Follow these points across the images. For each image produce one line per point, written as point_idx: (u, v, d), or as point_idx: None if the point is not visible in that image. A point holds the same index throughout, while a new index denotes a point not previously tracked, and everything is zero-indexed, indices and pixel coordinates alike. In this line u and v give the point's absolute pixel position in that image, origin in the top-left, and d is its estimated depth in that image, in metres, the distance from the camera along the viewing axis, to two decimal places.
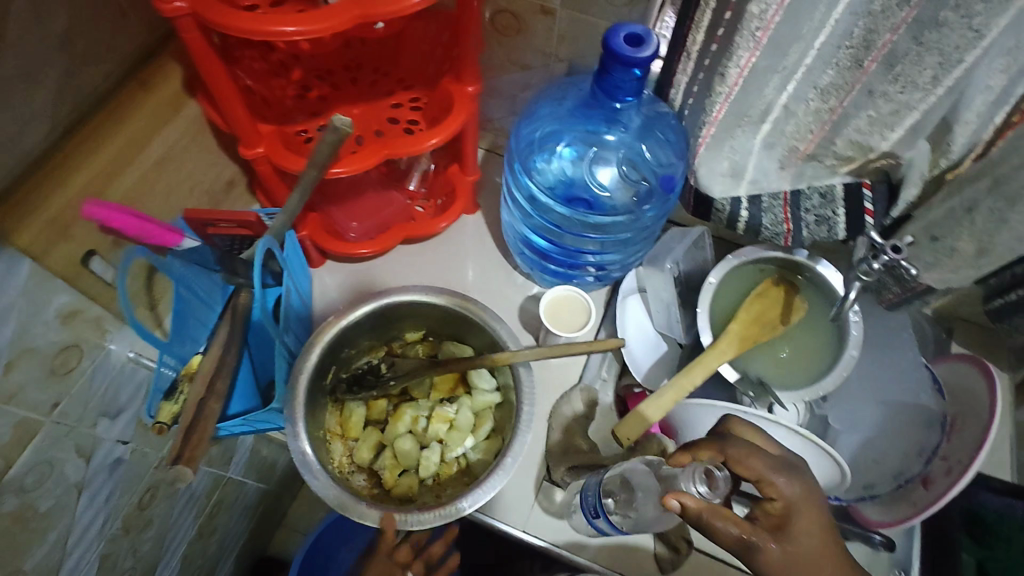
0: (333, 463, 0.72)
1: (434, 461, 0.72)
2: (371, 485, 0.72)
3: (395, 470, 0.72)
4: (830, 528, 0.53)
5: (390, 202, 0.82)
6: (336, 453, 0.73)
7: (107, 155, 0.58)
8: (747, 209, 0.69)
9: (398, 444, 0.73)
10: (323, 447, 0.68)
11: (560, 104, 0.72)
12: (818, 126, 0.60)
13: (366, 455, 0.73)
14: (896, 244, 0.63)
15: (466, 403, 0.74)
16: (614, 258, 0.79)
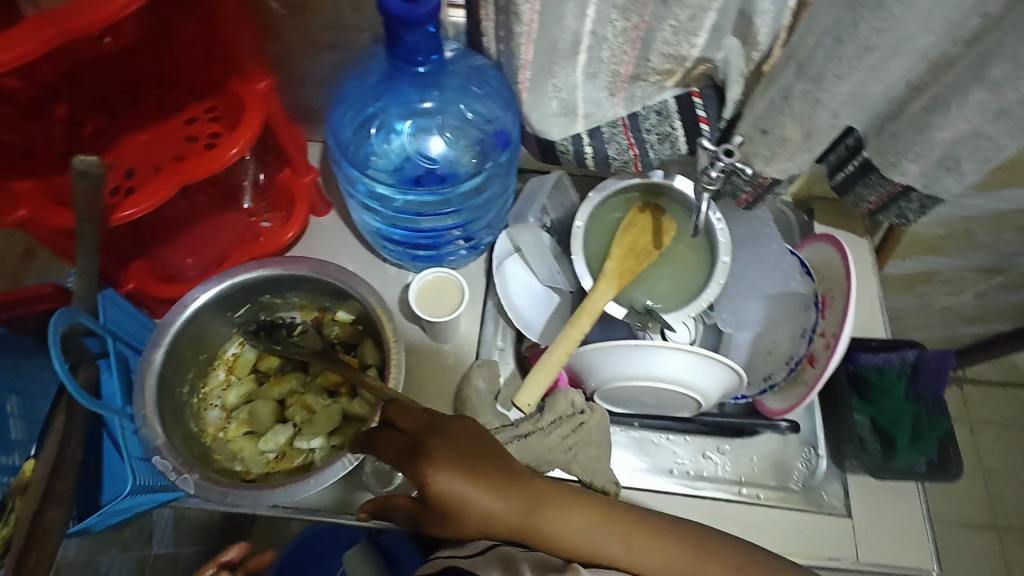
0: (202, 385, 0.68)
1: (279, 441, 0.65)
2: (218, 427, 0.67)
3: (244, 435, 0.67)
4: (453, 475, 0.50)
5: (227, 227, 0.75)
6: (211, 379, 0.69)
7: None
8: (590, 143, 0.67)
9: (257, 406, 0.66)
10: (183, 367, 0.64)
11: (363, 81, 0.67)
12: (630, 45, 0.58)
13: (233, 399, 0.68)
14: (728, 147, 0.61)
15: (339, 405, 0.67)
16: (478, 224, 0.76)
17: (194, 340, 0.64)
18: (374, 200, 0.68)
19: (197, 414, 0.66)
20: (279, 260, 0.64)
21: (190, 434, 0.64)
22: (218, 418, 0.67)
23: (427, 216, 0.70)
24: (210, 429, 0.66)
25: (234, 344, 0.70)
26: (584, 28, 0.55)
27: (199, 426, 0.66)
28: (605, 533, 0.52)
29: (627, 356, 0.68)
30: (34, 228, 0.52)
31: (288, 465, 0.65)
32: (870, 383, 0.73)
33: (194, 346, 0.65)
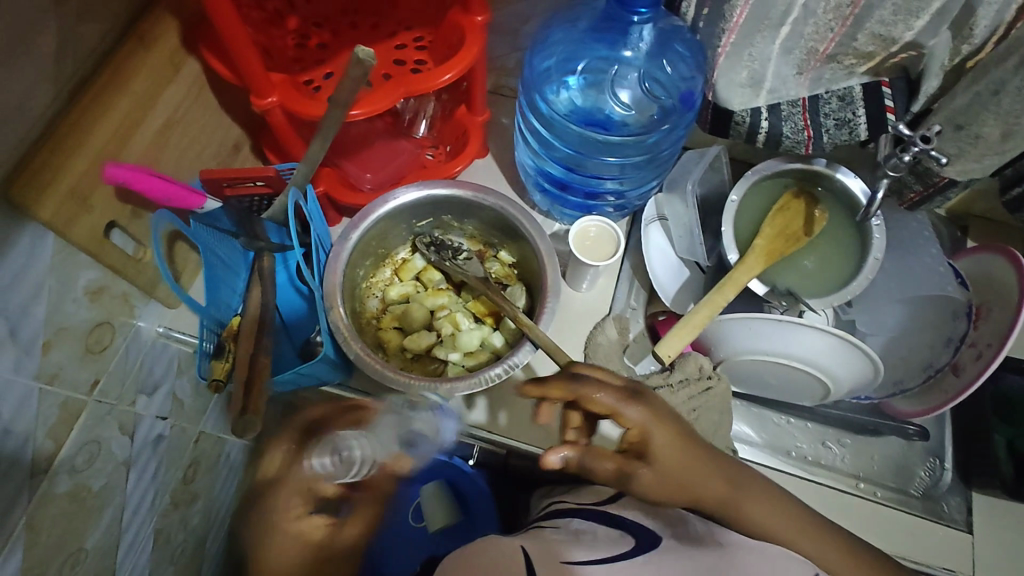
0: (371, 276, 0.76)
1: (421, 344, 0.71)
2: (375, 314, 0.75)
3: (395, 329, 0.73)
4: (688, 442, 0.54)
5: (402, 152, 0.81)
6: (380, 272, 0.76)
7: (118, 118, 0.56)
8: (767, 118, 0.69)
9: (413, 306, 0.73)
10: (366, 249, 0.72)
11: (574, 26, 0.72)
12: (839, 22, 0.59)
13: (392, 295, 0.75)
14: (925, 134, 0.61)
15: (482, 332, 0.71)
16: (631, 184, 0.77)
17: (379, 235, 0.72)
18: (551, 137, 0.72)
19: (361, 298, 0.74)
20: (473, 184, 0.70)
21: (354, 311, 0.72)
22: (376, 307, 0.75)
23: (593, 163, 0.74)
24: (367, 314, 0.74)
25: (404, 250, 0.77)
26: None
27: (360, 309, 0.74)
28: (796, 534, 0.55)
29: (767, 331, 0.69)
30: (275, 115, 0.60)
31: (421, 369, 0.71)
32: (1011, 405, 0.71)
33: (379, 237, 0.73)
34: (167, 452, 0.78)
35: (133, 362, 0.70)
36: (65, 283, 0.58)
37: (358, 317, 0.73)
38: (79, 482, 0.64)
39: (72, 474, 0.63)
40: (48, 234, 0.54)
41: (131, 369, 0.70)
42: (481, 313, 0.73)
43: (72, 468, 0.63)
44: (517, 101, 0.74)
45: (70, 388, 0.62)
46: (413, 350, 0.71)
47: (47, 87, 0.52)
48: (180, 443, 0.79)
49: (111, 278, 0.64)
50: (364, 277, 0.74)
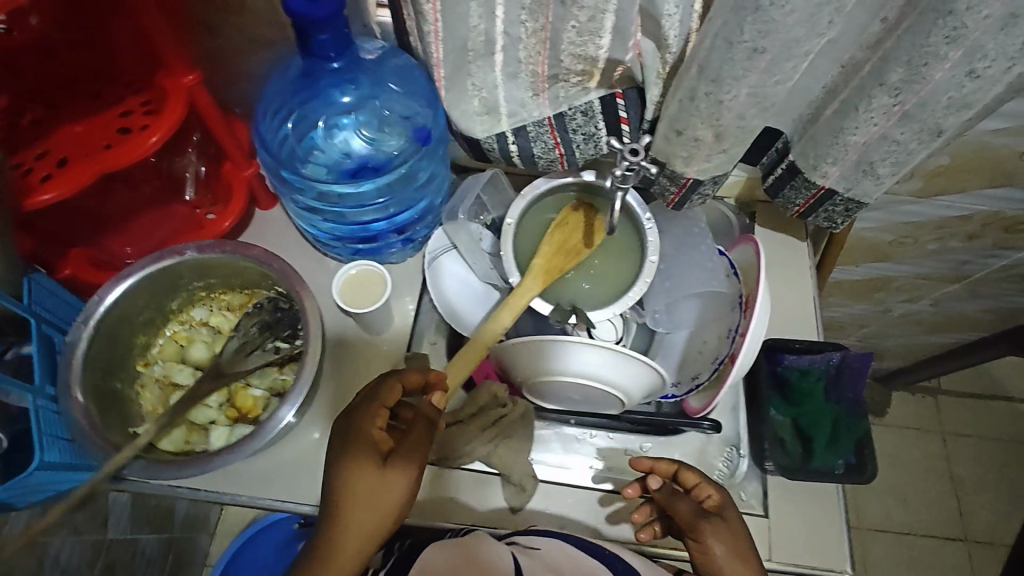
0: (218, 292, 0.75)
1: (178, 374, 0.73)
2: (195, 319, 0.76)
3: (176, 347, 0.74)
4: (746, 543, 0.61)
5: (172, 218, 0.76)
6: (229, 294, 0.76)
7: None
8: (515, 142, 0.69)
9: (197, 347, 0.73)
10: (200, 271, 0.71)
11: (284, 76, 0.68)
12: (540, 45, 0.59)
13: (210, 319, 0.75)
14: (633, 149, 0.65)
15: (214, 415, 0.70)
16: (412, 217, 0.77)
17: (223, 270, 0.72)
18: (320, 202, 0.71)
19: (187, 301, 0.75)
20: (272, 257, 0.69)
21: (162, 308, 0.73)
22: (198, 316, 0.76)
23: (349, 209, 0.72)
24: (179, 319, 0.75)
25: (247, 299, 0.75)
26: (494, 27, 0.57)
27: (178, 309, 0.75)
28: None
29: (545, 353, 0.69)
30: None
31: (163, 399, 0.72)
32: (792, 385, 0.76)
33: (225, 271, 0.72)
34: None
35: None
36: None
37: (164, 320, 0.74)
38: None
39: None
40: None
41: None
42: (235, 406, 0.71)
43: None
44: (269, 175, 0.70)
45: None
46: (169, 383, 0.73)
47: None
48: None
49: None
50: (196, 288, 0.74)
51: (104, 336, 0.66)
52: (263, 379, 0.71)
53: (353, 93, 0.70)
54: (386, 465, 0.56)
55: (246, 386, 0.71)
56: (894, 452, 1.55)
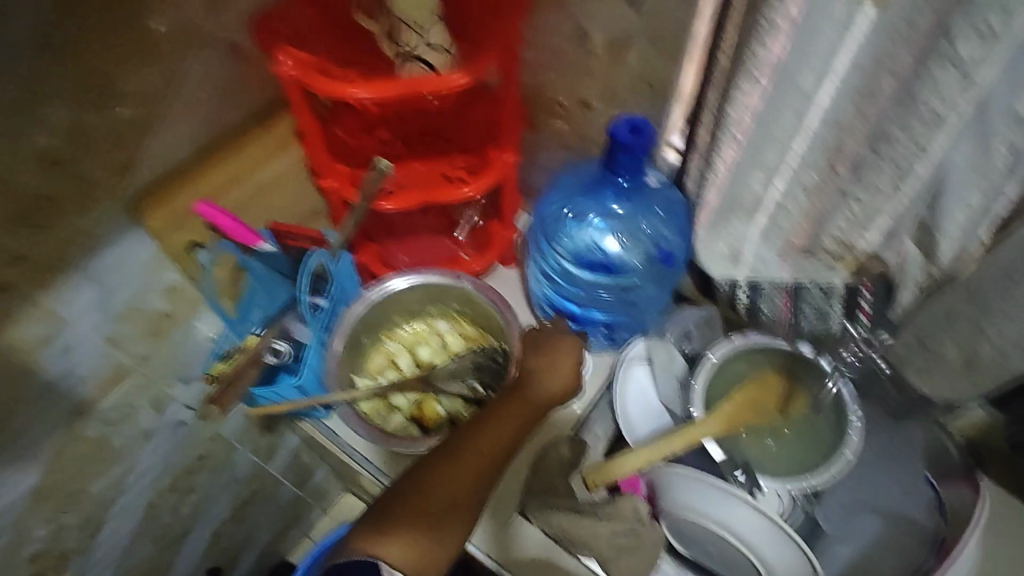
0: (467, 321, 0.87)
1: (400, 357, 0.86)
2: (439, 325, 0.88)
3: (413, 338, 0.87)
4: None
5: (439, 247, 0.95)
6: (474, 327, 0.87)
7: (214, 177, 0.75)
8: (746, 293, 0.76)
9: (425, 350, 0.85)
10: (468, 303, 0.84)
11: (575, 179, 0.83)
12: (804, 221, 0.64)
13: (448, 336, 0.87)
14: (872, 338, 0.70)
15: (404, 407, 0.81)
16: (623, 318, 0.86)
17: (481, 313, 0.84)
18: (564, 279, 0.84)
19: (443, 312, 0.88)
20: (505, 304, 0.82)
21: (424, 306, 0.87)
22: (442, 326, 0.88)
23: (574, 286, 0.84)
24: (429, 321, 0.88)
25: (480, 339, 0.85)
26: (770, 195, 0.63)
27: (432, 313, 0.88)
28: None
29: (711, 497, 0.67)
30: (334, 192, 0.78)
31: (375, 368, 0.85)
32: None
33: (485, 317, 0.84)
34: (182, 440, 0.99)
35: (180, 354, 0.89)
36: (149, 278, 0.78)
37: (421, 315, 0.88)
38: (104, 433, 0.84)
39: (102, 424, 0.83)
40: (149, 239, 0.75)
41: (176, 360, 0.89)
42: (420, 409, 0.81)
43: (105, 419, 0.83)
44: (534, 241, 0.86)
45: (126, 355, 0.81)
46: (390, 361, 0.85)
47: (186, 141, 0.73)
48: (193, 436, 1.00)
49: (186, 283, 0.83)
50: (456, 309, 0.87)
51: (381, 303, 0.82)
52: (450, 403, 0.81)
53: (624, 205, 0.80)
54: (501, 407, 0.68)
55: (434, 400, 0.81)
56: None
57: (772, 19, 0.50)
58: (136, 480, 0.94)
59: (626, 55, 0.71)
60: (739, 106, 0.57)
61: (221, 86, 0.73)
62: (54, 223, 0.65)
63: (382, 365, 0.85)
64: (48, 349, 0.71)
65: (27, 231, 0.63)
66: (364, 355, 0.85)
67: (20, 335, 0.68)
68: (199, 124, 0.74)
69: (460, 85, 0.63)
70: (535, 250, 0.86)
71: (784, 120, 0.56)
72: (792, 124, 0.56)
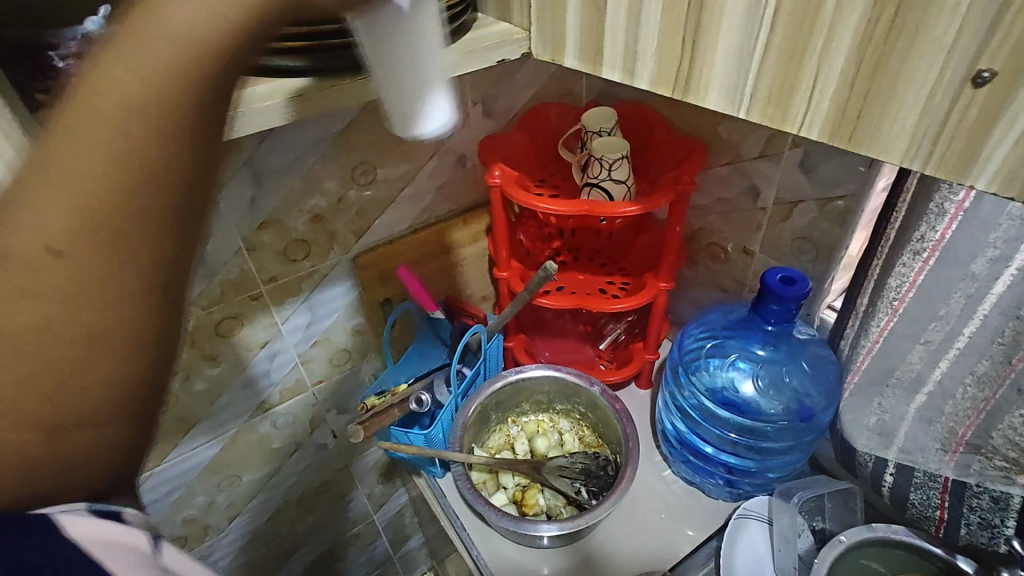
0: (587, 425, 0.92)
1: (518, 442, 0.92)
2: (559, 423, 0.94)
3: (534, 428, 0.93)
4: None
5: (580, 352, 1.02)
6: (593, 434, 0.92)
7: (417, 251, 0.92)
8: (893, 475, 0.69)
9: (542, 441, 0.90)
10: (592, 407, 0.89)
11: (725, 315, 0.85)
12: (972, 413, 0.59)
13: (566, 435, 0.92)
14: None
15: (510, 488, 0.86)
16: (749, 467, 0.82)
17: (602, 419, 0.89)
18: (697, 414, 0.82)
19: (566, 412, 0.94)
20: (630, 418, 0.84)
21: (551, 401, 0.94)
22: (563, 425, 0.94)
23: (705, 424, 0.82)
24: (553, 416, 0.95)
25: (597, 448, 0.90)
26: (930, 372, 0.60)
27: (557, 411, 0.94)
28: None
29: None
30: (504, 282, 0.91)
31: (495, 446, 0.92)
32: None
33: (606, 424, 0.88)
34: (320, 461, 1.13)
35: (345, 386, 1.05)
36: (346, 317, 0.96)
37: (547, 409, 0.95)
38: (270, 433, 1.01)
39: (272, 425, 1.00)
40: (356, 289, 0.95)
41: (340, 390, 1.05)
42: (523, 495, 0.85)
43: (276, 422, 1.00)
44: (669, 368, 0.87)
45: (308, 374, 0.99)
46: (509, 443, 0.92)
47: (406, 220, 0.93)
48: (329, 461, 1.14)
49: (368, 328, 1.00)
50: (579, 411, 0.92)
51: (516, 386, 0.91)
52: (551, 497, 0.85)
53: (769, 350, 0.80)
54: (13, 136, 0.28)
55: (539, 491, 0.85)
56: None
57: (942, 204, 0.52)
58: (276, 483, 1.09)
59: (793, 216, 0.76)
60: (901, 278, 0.58)
61: (442, 184, 0.93)
62: (301, 260, 0.86)
63: (501, 445, 0.92)
64: (260, 354, 0.90)
65: (282, 261, 0.84)
66: (489, 431, 0.93)
67: (249, 337, 0.88)
68: (419, 210, 0.93)
69: (630, 213, 0.72)
70: (668, 375, 0.88)
71: (949, 299, 0.55)
72: (959, 304, 0.55)
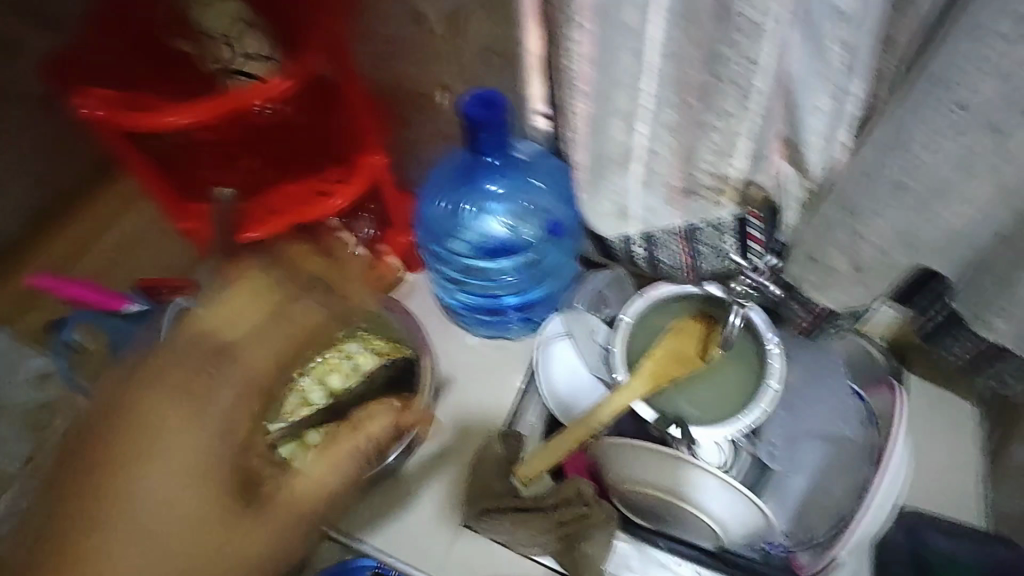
0: (373, 336, 0.81)
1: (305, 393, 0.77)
2: (338, 349, 0.80)
3: (314, 368, 0.78)
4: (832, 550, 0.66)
5: None
6: (381, 343, 0.81)
7: None
8: (641, 246, 0.74)
9: (331, 377, 0.77)
10: (369, 322, 0.78)
11: (446, 165, 0.78)
12: (675, 160, 0.62)
13: (352, 356, 0.80)
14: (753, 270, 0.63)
15: None
16: (533, 296, 0.84)
17: (388, 328, 0.79)
18: (465, 274, 0.81)
19: (342, 335, 0.80)
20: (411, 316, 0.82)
21: (320, 334, 0.79)
22: (346, 348, 0.80)
23: (476, 278, 0.82)
24: (327, 345, 0.80)
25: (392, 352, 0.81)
26: (635, 141, 0.63)
27: (332, 337, 0.80)
28: None
29: (656, 465, 0.66)
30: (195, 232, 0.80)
31: (282, 411, 0.76)
32: None
33: (393, 333, 0.80)
34: None
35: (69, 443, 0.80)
36: None
37: None
38: None
39: None
40: None
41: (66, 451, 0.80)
42: None
43: None
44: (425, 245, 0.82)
45: None
46: (297, 398, 0.78)
47: None
48: None
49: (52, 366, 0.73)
50: (359, 330, 0.80)
51: None
52: None
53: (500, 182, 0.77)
54: None
55: (357, 429, 0.77)
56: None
57: None
58: None
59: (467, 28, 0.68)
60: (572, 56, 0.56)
61: None
62: None
63: (289, 406, 0.77)
64: None
65: None
66: None
67: None
68: None
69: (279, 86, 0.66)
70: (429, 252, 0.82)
71: (619, 62, 0.54)
72: (630, 65, 0.55)
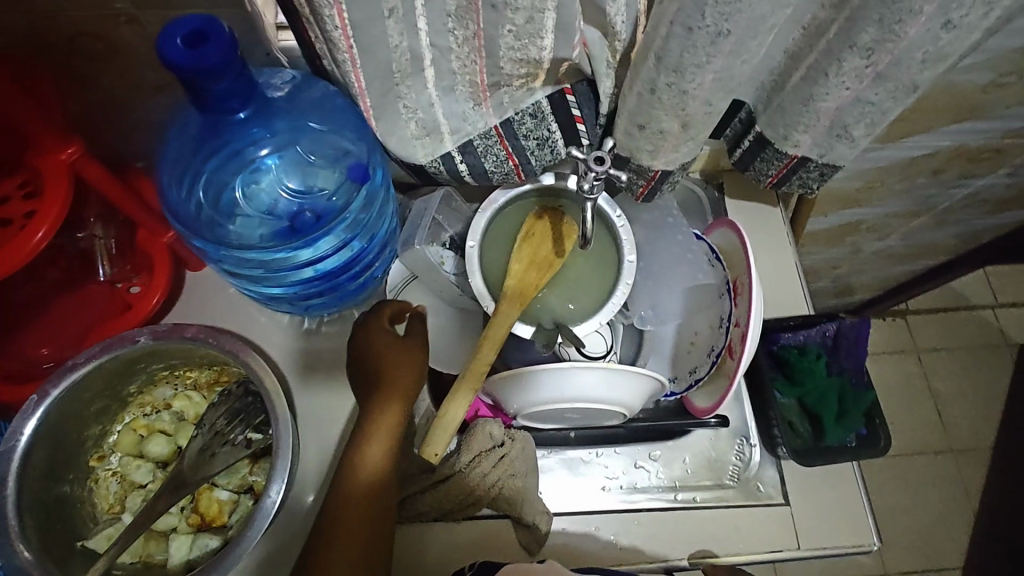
0: (185, 366, 0.65)
1: (133, 470, 0.62)
2: (155, 397, 0.65)
3: (134, 437, 0.63)
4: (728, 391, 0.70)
5: (86, 301, 0.66)
6: (200, 372, 0.65)
7: None
8: (463, 160, 0.62)
9: (156, 440, 0.62)
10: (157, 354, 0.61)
11: (183, 133, 0.58)
12: (475, 52, 0.51)
13: (173, 403, 0.64)
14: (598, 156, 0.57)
15: (178, 523, 0.60)
16: (368, 258, 0.68)
17: (187, 352, 0.62)
18: (266, 268, 0.61)
19: (148, 381, 0.64)
20: (213, 330, 0.61)
21: (113, 393, 0.62)
22: (161, 395, 0.65)
23: (284, 269, 0.62)
24: (139, 401, 0.65)
25: (217, 379, 0.65)
26: (418, 43, 0.49)
27: (139, 391, 0.64)
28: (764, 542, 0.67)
29: (553, 381, 0.63)
30: None
31: (117, 504, 0.61)
32: (790, 364, 0.73)
33: (195, 357, 0.63)
34: None
35: None
36: None
37: (123, 403, 0.64)
38: None
39: None
40: None
41: None
42: (199, 510, 0.61)
43: None
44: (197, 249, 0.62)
45: None
46: (126, 480, 0.62)
47: None
48: None
49: None
50: (159, 367, 0.63)
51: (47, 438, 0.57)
52: (228, 477, 0.61)
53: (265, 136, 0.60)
54: None
55: (212, 488, 0.61)
56: (959, 364, 1.57)
57: None
58: None
59: None
60: None
61: None
62: None
63: (122, 494, 0.62)
64: None
65: None
66: (87, 502, 0.61)
67: None
68: None
69: None
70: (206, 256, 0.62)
71: None
72: None
